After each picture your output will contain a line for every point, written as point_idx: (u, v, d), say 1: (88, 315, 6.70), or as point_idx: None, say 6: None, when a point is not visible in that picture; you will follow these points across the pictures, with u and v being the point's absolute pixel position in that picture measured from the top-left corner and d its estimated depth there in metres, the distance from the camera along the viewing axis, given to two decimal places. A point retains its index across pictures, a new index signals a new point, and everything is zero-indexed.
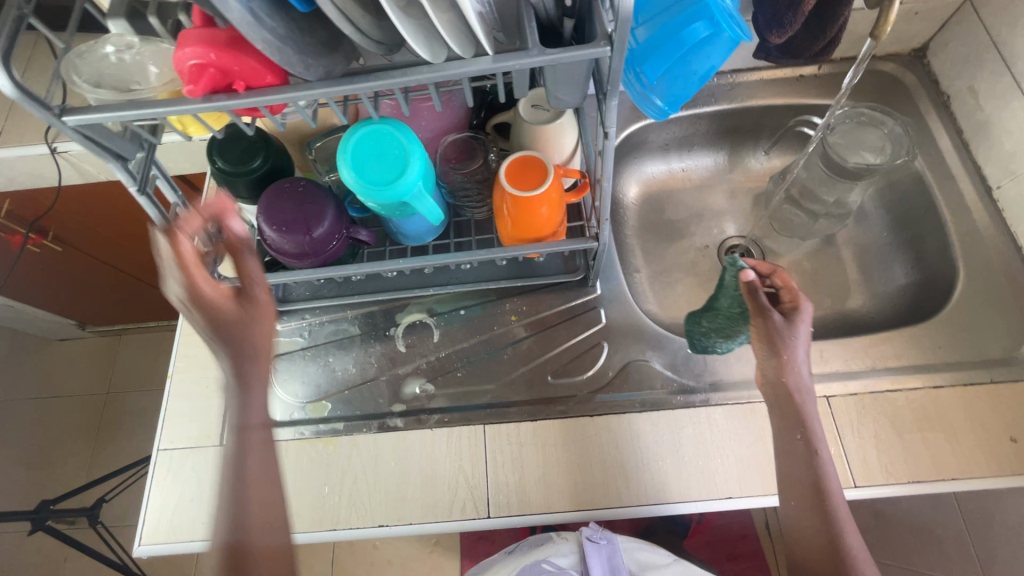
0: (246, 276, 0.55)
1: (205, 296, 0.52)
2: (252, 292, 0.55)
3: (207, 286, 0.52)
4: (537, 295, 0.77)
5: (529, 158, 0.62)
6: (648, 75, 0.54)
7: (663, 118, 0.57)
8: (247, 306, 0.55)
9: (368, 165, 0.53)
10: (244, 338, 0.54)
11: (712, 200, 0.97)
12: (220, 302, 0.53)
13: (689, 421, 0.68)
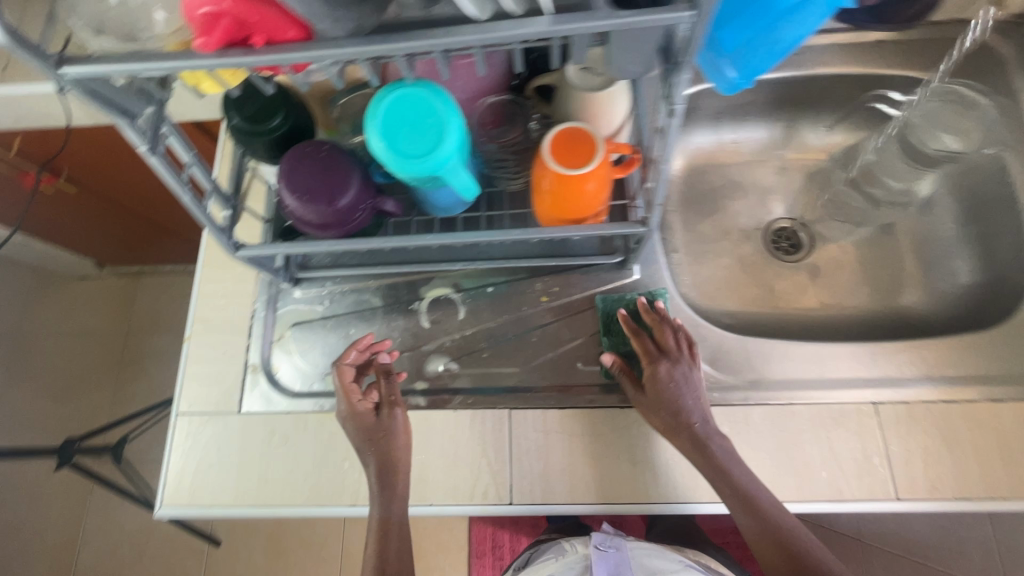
0: (391, 397, 0.66)
1: (357, 409, 0.64)
2: (390, 407, 0.65)
3: (359, 405, 0.65)
4: (570, 276, 0.72)
5: (577, 130, 0.55)
6: (725, 43, 0.47)
7: (734, 92, 0.50)
8: (387, 420, 0.64)
9: (399, 134, 0.48)
10: (390, 448, 0.63)
11: (761, 177, 0.90)
12: (365, 414, 0.64)
13: (725, 419, 0.65)
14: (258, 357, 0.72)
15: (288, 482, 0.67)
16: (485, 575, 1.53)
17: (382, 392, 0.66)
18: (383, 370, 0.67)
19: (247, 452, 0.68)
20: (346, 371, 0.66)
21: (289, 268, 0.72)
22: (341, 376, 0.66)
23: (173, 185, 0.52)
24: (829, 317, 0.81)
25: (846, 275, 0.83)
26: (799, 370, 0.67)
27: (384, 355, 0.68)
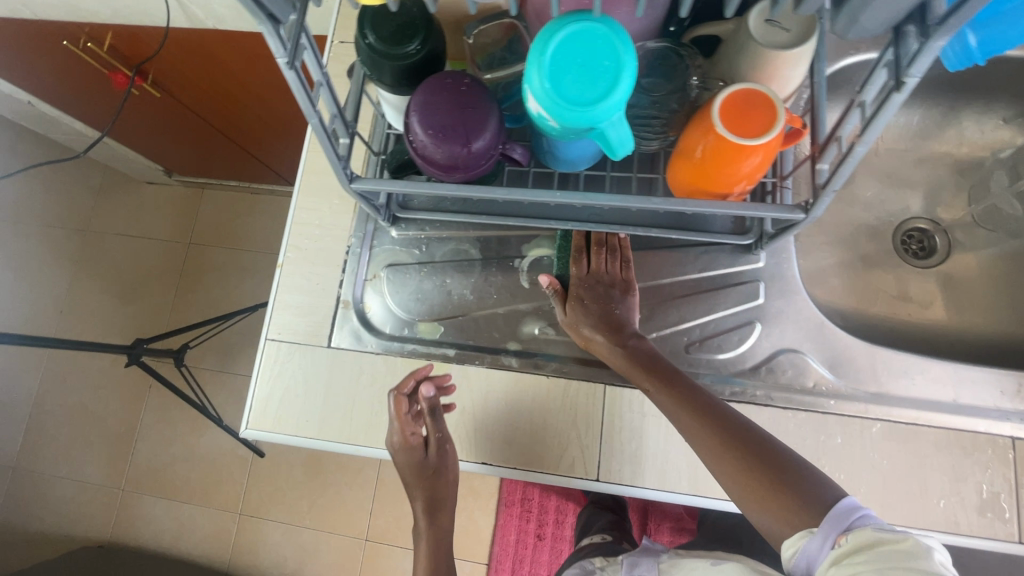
0: (440, 434, 0.67)
1: (409, 441, 0.66)
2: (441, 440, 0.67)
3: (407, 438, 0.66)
4: (687, 253, 0.67)
5: (752, 93, 0.48)
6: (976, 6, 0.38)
7: (963, 67, 0.42)
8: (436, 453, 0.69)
9: (569, 76, 0.42)
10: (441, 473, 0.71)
11: (901, 167, 0.81)
12: (416, 447, 0.67)
13: (839, 430, 0.60)
14: (350, 294, 0.70)
15: (374, 424, 0.67)
16: (511, 524, 1.58)
17: (430, 427, 0.67)
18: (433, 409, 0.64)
19: (335, 387, 0.68)
20: (401, 401, 0.65)
21: (391, 207, 0.68)
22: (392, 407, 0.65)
23: (303, 104, 0.48)
24: (955, 333, 0.74)
25: (982, 290, 0.76)
26: (928, 389, 0.61)
27: (434, 391, 0.64)
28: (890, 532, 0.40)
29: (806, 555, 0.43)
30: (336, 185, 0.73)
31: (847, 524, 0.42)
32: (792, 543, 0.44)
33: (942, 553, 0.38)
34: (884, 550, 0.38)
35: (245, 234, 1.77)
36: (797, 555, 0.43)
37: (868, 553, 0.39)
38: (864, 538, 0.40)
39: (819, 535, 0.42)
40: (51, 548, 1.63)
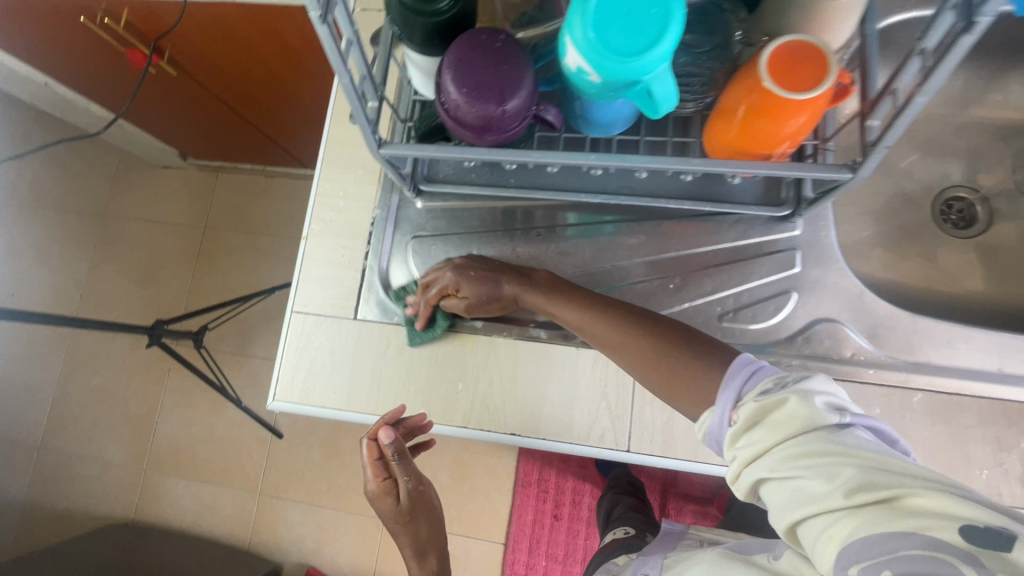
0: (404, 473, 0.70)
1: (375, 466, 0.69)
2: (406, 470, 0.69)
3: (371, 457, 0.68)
4: (720, 222, 0.65)
5: (800, 46, 0.46)
6: None
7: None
8: (407, 493, 0.72)
9: (612, 26, 0.41)
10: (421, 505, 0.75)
11: (941, 135, 0.78)
12: (388, 488, 0.71)
13: (879, 401, 0.59)
14: (376, 265, 0.69)
15: (400, 395, 0.66)
16: (526, 505, 1.58)
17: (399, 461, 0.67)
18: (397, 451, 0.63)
19: (361, 359, 0.67)
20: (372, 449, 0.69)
21: (416, 178, 0.68)
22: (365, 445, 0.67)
23: (335, 62, 0.47)
24: (996, 305, 0.72)
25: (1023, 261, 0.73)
26: (971, 359, 0.59)
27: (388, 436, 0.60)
28: (774, 382, 0.41)
29: (712, 432, 0.44)
30: (360, 155, 0.72)
31: (737, 389, 0.43)
32: (702, 424, 0.45)
33: (823, 397, 0.39)
34: (772, 412, 0.39)
35: (260, 217, 1.77)
36: (710, 437, 0.44)
37: (765, 422, 0.39)
38: (750, 409, 0.40)
39: (717, 414, 0.43)
40: (76, 527, 1.66)
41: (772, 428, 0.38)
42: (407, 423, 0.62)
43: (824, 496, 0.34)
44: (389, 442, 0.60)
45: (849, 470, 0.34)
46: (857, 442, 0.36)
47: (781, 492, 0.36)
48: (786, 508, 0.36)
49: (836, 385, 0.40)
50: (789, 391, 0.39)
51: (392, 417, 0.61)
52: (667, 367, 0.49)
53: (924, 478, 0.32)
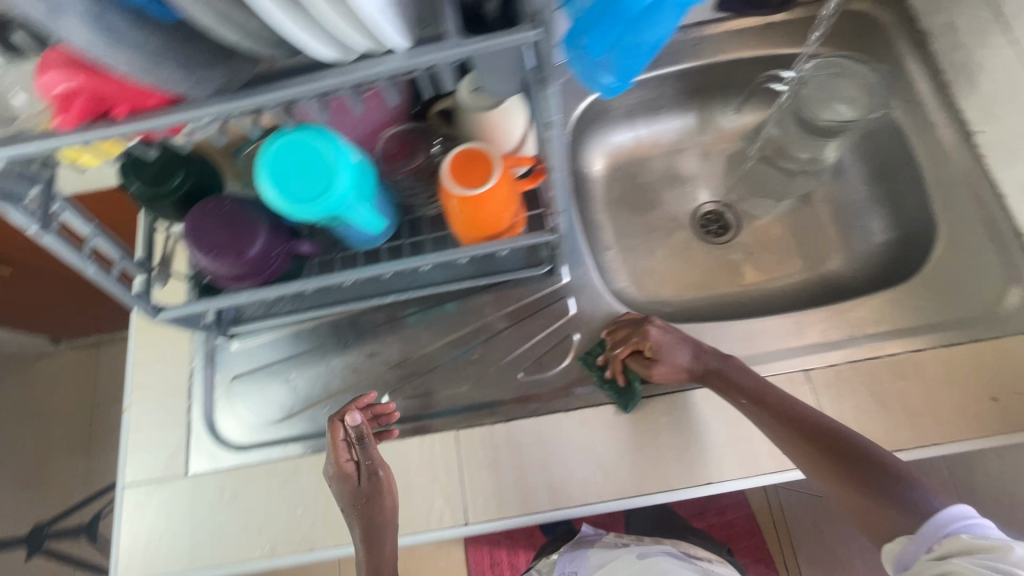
0: (371, 461, 0.63)
1: (342, 469, 0.62)
2: (375, 469, 0.63)
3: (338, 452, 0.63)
4: (503, 290, 0.73)
5: (473, 151, 0.55)
6: (592, 50, 0.48)
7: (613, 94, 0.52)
8: (370, 483, 0.62)
9: (292, 180, 0.48)
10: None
11: (683, 165, 0.92)
12: (349, 477, 0.62)
13: (667, 408, 0.66)
14: (202, 416, 0.71)
15: (243, 539, 0.66)
16: None
17: (365, 455, 0.63)
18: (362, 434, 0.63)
19: (198, 513, 0.67)
20: (339, 428, 0.64)
21: (220, 324, 0.72)
22: (331, 437, 0.63)
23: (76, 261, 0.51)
24: (763, 291, 0.83)
25: (773, 250, 0.85)
26: (731, 349, 0.69)
27: (359, 415, 0.63)
28: (983, 540, 0.46)
29: (902, 555, 0.51)
30: None
31: (937, 538, 0.49)
32: (888, 555, 0.52)
33: (1006, 560, 0.44)
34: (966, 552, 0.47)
35: None
36: (897, 560, 0.52)
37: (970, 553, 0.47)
38: (960, 542, 0.47)
39: (914, 543, 0.50)
40: None
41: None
42: (376, 410, 0.65)
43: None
44: (358, 422, 0.62)
45: (985, 575, 0.43)
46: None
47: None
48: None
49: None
50: (990, 539, 0.46)
51: (363, 402, 0.64)
52: (864, 472, 0.56)
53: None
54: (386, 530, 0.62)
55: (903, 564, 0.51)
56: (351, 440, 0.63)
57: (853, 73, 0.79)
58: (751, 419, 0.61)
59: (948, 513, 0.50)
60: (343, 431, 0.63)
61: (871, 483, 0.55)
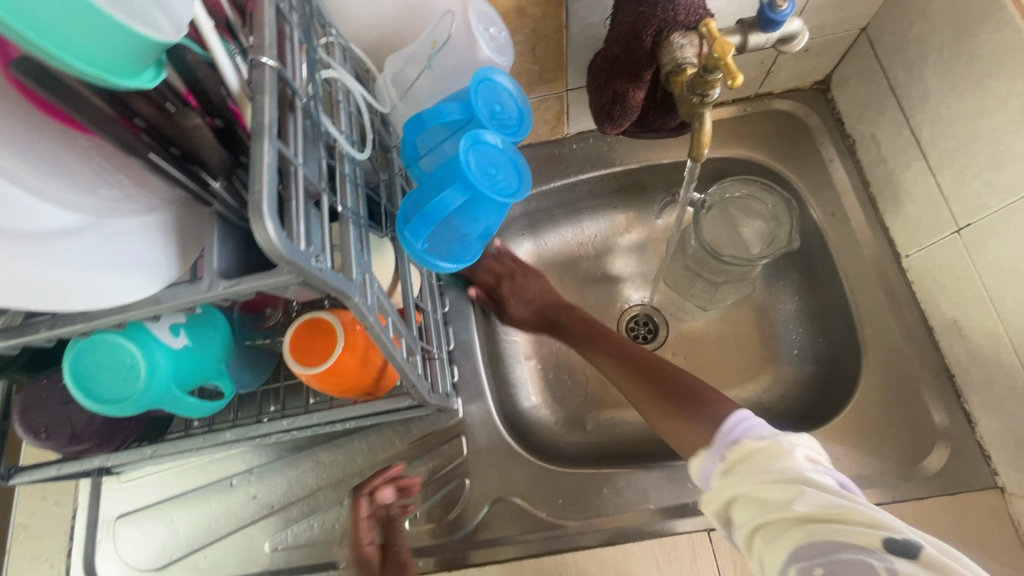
0: (397, 545, 0.59)
1: (364, 553, 0.58)
2: (399, 558, 0.58)
3: (364, 533, 0.58)
4: (394, 426, 0.69)
5: (315, 325, 0.51)
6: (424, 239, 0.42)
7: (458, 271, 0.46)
8: (393, 569, 0.58)
9: (100, 383, 0.44)
10: None
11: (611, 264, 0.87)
12: (370, 563, 0.58)
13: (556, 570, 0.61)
14: (81, 560, 0.68)
15: None
16: None
17: (387, 537, 0.60)
18: (384, 516, 0.60)
19: None
20: (364, 503, 0.59)
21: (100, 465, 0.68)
22: (360, 513, 0.59)
23: None
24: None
25: (704, 365, 0.78)
26: (635, 499, 0.64)
27: (387, 492, 0.61)
28: (762, 442, 0.43)
29: (703, 472, 0.47)
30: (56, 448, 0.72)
31: (727, 443, 0.45)
32: (694, 468, 0.48)
33: (805, 449, 0.42)
34: (760, 447, 0.43)
35: None
36: (700, 477, 0.47)
37: (752, 459, 0.43)
38: (745, 451, 0.44)
39: (708, 458, 0.46)
40: None
41: (756, 479, 0.42)
42: (400, 483, 0.62)
43: (774, 517, 0.39)
44: (389, 501, 0.60)
45: (802, 491, 0.39)
46: (824, 479, 0.41)
47: (747, 515, 0.41)
48: (749, 529, 0.41)
49: (817, 441, 0.44)
50: (778, 440, 0.43)
51: (391, 475, 0.62)
52: (665, 407, 0.54)
53: (870, 517, 0.37)
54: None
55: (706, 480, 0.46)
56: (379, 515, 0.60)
57: (766, 191, 0.69)
58: (617, 383, 0.61)
59: (736, 415, 0.47)
60: (368, 509, 0.59)
61: (672, 406, 0.54)
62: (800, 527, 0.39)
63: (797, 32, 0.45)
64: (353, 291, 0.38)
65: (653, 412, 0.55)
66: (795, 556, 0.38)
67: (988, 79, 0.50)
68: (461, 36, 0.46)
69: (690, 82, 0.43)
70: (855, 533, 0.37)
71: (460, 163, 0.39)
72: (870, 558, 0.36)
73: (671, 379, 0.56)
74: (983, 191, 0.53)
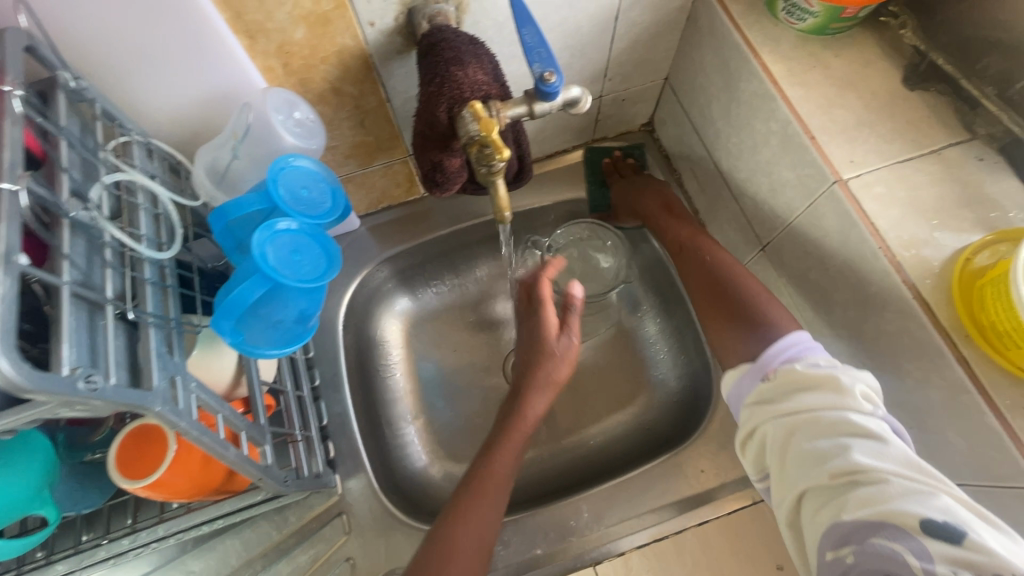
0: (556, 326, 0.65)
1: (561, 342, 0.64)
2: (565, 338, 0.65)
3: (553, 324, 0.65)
4: (268, 517, 0.65)
5: (145, 432, 0.48)
6: (243, 331, 0.41)
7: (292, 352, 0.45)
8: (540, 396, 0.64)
9: None
10: None
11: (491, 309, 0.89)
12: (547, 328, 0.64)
13: None
14: None
15: None
16: None
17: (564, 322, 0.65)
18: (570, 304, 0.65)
19: None
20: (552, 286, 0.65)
21: None
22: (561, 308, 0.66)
23: None
24: (576, 450, 0.76)
25: (587, 398, 0.79)
26: (522, 547, 0.63)
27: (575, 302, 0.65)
28: (814, 364, 0.47)
29: (743, 378, 0.51)
30: None
31: (768, 368, 0.49)
32: (737, 373, 0.51)
33: (863, 385, 0.45)
34: (809, 379, 0.46)
35: None
36: (732, 393, 0.52)
37: (795, 385, 0.47)
38: (801, 379, 0.46)
39: (747, 376, 0.50)
40: None
41: (811, 407, 0.45)
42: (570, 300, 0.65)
43: (819, 484, 0.42)
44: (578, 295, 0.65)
45: (854, 449, 0.41)
46: (876, 426, 0.42)
47: (783, 459, 0.45)
48: (791, 501, 0.44)
49: (875, 379, 0.46)
50: (834, 376, 0.45)
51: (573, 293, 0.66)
52: (729, 309, 0.58)
53: (908, 489, 0.39)
54: (486, 494, 0.57)
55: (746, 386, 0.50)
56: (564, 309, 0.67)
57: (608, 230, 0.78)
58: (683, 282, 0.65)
59: (788, 342, 0.50)
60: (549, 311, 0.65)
61: (733, 312, 0.57)
62: (832, 497, 0.41)
63: (578, 96, 0.50)
64: (150, 402, 0.37)
65: (699, 308, 0.61)
66: (829, 536, 0.40)
67: (752, 120, 0.58)
68: (258, 126, 0.46)
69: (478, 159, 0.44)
70: (888, 507, 0.38)
71: (255, 258, 0.39)
72: (904, 552, 0.36)
73: (727, 288, 0.59)
74: (770, 214, 0.60)
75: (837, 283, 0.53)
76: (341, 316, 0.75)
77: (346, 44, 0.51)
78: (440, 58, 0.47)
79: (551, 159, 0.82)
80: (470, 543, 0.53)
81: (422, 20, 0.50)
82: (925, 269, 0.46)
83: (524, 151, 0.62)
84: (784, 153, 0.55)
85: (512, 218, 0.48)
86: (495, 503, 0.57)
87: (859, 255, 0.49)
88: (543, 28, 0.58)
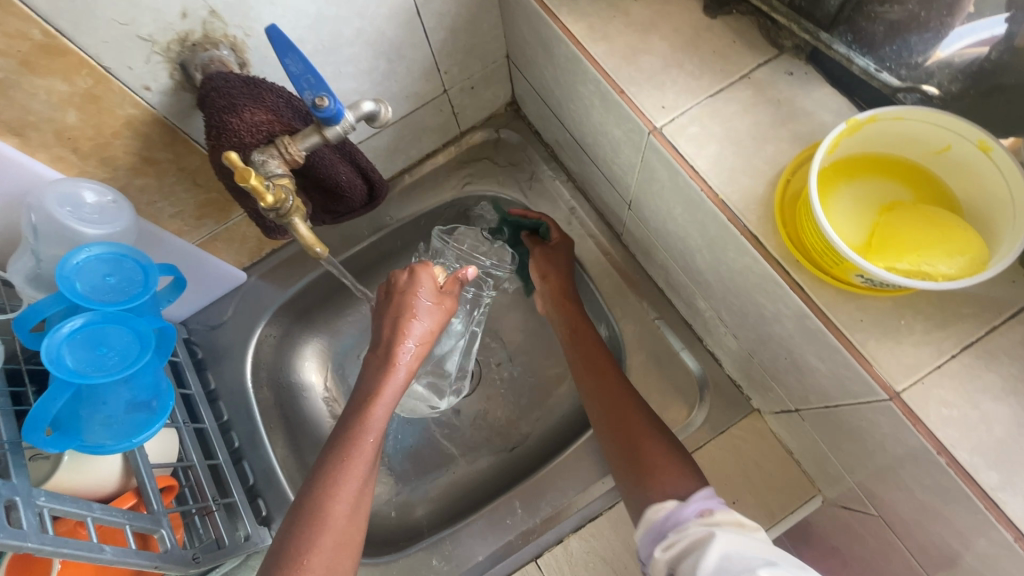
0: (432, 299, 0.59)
1: (425, 292, 0.58)
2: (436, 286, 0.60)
3: (424, 296, 0.58)
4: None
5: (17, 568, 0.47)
6: (69, 437, 0.41)
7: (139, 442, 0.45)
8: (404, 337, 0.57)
9: None
10: None
11: None
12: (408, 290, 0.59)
13: None
14: None
15: None
16: None
17: (446, 300, 0.60)
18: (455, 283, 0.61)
19: None
20: (455, 281, 0.62)
21: None
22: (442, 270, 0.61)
23: None
24: (513, 445, 0.75)
25: (516, 391, 0.78)
26: (465, 557, 0.63)
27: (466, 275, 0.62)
28: (731, 517, 0.44)
29: (664, 518, 0.47)
30: None
31: (705, 505, 0.46)
32: (652, 513, 0.48)
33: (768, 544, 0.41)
34: (726, 520, 0.44)
35: None
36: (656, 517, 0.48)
37: (716, 521, 0.44)
38: (723, 518, 0.44)
39: (689, 504, 0.47)
40: None
41: (723, 535, 0.42)
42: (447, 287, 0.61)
43: None
44: (469, 275, 0.62)
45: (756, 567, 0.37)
46: (776, 560, 0.38)
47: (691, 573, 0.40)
48: None
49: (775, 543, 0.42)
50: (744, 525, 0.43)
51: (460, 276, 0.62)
52: (631, 446, 0.55)
53: None
54: (340, 494, 0.50)
55: (657, 528, 0.47)
56: (436, 286, 0.60)
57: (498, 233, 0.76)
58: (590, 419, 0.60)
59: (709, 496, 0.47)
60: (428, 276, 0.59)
61: (631, 465, 0.53)
62: None
63: (372, 107, 0.48)
64: None
65: (607, 431, 0.58)
66: None
67: (577, 84, 0.56)
68: (47, 224, 0.46)
69: (260, 205, 0.43)
70: None
71: (50, 365, 0.39)
72: None
73: (639, 446, 0.54)
74: (621, 172, 0.59)
75: (689, 231, 0.52)
76: (248, 372, 0.74)
77: (130, 114, 0.49)
78: (213, 109, 0.46)
79: (424, 163, 0.80)
80: (323, 566, 0.47)
81: (197, 72, 0.48)
82: (751, 201, 0.44)
83: (369, 176, 0.60)
84: (608, 112, 0.53)
85: (326, 250, 0.48)
86: (349, 500, 0.50)
87: (693, 200, 0.47)
88: (342, 44, 0.56)
